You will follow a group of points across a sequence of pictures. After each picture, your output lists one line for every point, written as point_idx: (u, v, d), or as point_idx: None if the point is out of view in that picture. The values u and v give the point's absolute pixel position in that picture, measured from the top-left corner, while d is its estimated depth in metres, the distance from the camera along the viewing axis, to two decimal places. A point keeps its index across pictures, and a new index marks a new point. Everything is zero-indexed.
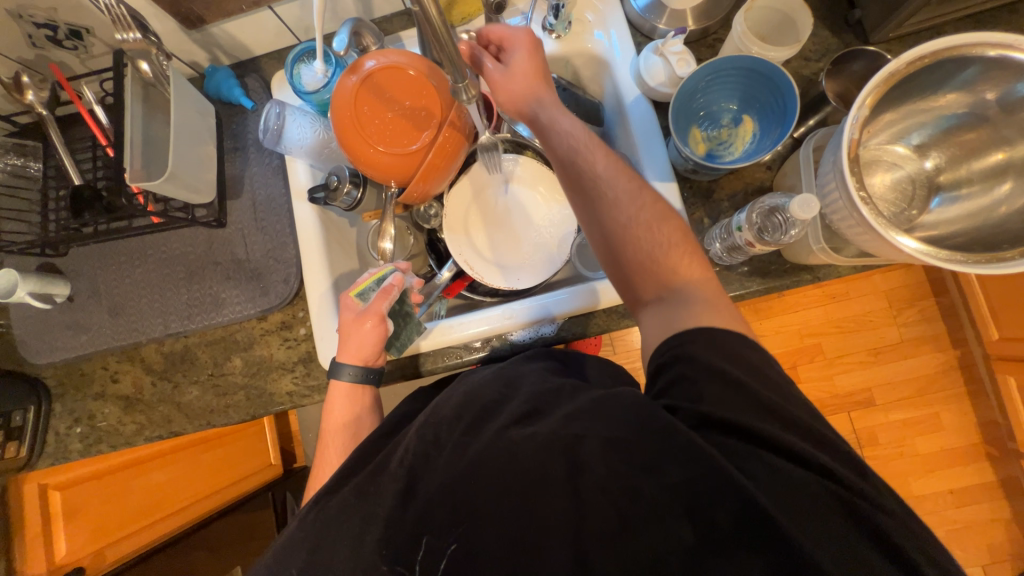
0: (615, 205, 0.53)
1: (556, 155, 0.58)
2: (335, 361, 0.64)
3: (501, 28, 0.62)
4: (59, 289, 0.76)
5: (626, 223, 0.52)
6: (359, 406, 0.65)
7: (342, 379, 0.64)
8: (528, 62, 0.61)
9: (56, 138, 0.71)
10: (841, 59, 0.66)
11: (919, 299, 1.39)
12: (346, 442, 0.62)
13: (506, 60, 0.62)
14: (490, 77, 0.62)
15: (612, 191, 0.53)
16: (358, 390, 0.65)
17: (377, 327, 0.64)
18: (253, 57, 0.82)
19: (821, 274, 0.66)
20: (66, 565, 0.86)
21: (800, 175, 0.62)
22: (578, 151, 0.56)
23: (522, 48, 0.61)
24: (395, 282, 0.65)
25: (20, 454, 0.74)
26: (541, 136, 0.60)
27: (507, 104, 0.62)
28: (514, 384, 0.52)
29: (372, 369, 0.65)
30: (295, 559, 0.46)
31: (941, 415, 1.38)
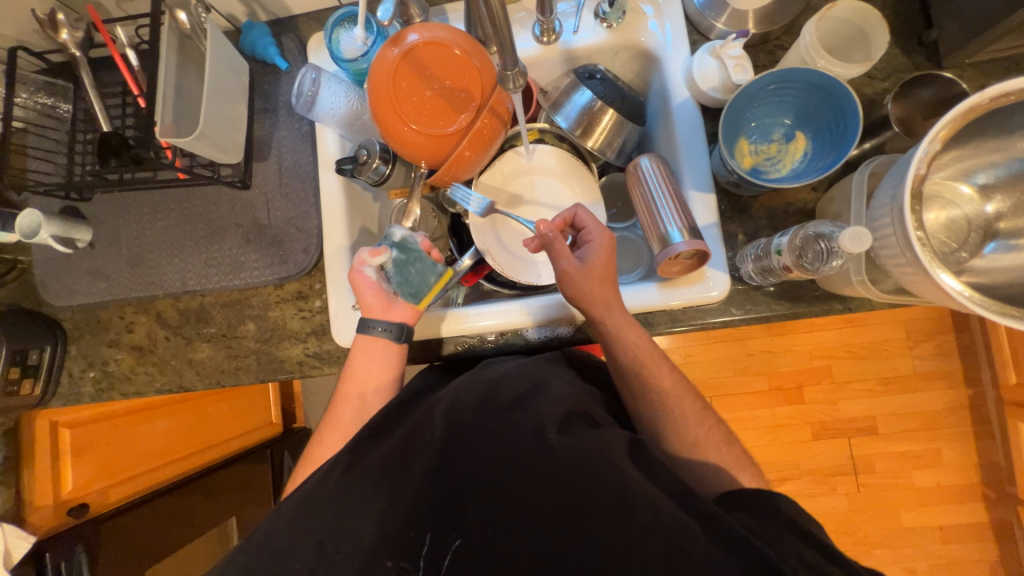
0: (682, 425, 0.62)
1: (620, 363, 0.63)
2: (362, 318, 0.65)
3: (587, 218, 0.64)
4: (82, 234, 0.76)
5: (693, 446, 0.61)
6: (381, 372, 0.65)
7: (371, 331, 0.64)
8: (603, 266, 0.61)
9: (87, 81, 0.69)
10: (910, 83, 0.62)
11: (938, 333, 1.36)
12: (357, 406, 0.65)
13: (583, 255, 0.62)
14: (565, 265, 0.61)
15: (677, 412, 0.62)
16: (382, 357, 0.65)
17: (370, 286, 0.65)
18: (291, 15, 0.79)
19: (853, 305, 0.64)
20: (73, 500, 0.89)
21: (849, 203, 0.59)
22: (643, 365, 0.62)
23: (604, 252, 0.62)
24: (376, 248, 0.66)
25: (36, 392, 0.76)
26: (605, 342, 0.63)
27: (574, 297, 0.62)
28: (540, 383, 0.56)
29: (399, 325, 0.65)
30: (307, 524, 0.49)
31: (943, 452, 1.36)
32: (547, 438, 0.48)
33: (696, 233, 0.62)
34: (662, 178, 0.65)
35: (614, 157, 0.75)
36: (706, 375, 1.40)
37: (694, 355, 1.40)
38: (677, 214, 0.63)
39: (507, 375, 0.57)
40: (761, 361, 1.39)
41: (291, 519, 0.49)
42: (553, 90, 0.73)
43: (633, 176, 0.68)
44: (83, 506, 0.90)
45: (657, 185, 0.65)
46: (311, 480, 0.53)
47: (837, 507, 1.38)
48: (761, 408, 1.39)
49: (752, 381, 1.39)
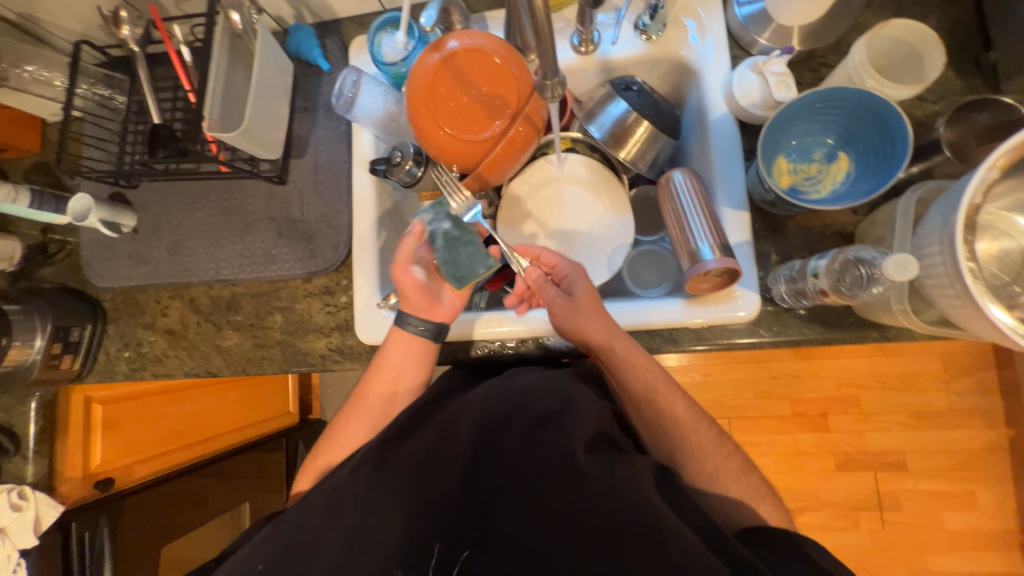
0: (698, 452, 0.62)
1: (637, 394, 0.63)
2: (400, 314, 0.67)
3: (557, 258, 0.68)
4: (127, 220, 0.80)
5: (710, 473, 0.61)
6: (412, 358, 0.67)
7: (408, 329, 0.66)
8: (588, 292, 0.63)
9: (143, 75, 0.73)
10: (965, 106, 0.60)
11: (979, 369, 1.29)
12: (387, 386, 0.67)
13: (568, 288, 0.65)
14: (552, 303, 0.63)
15: (694, 438, 0.63)
16: (418, 343, 0.67)
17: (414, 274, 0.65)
18: (336, 18, 0.81)
19: (890, 334, 0.61)
20: (99, 473, 0.93)
21: (893, 228, 0.57)
22: (659, 391, 0.63)
23: (580, 278, 0.65)
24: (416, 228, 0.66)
25: (74, 367, 0.80)
26: (618, 375, 0.63)
27: (572, 333, 0.62)
28: (568, 399, 0.58)
29: (436, 325, 0.67)
30: None
31: (979, 495, 1.29)
32: (576, 459, 0.52)
33: (728, 250, 0.61)
34: (695, 193, 0.64)
35: (645, 169, 0.74)
36: (727, 396, 1.36)
37: (714, 374, 1.36)
38: (708, 230, 0.62)
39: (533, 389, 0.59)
40: (785, 386, 1.34)
41: (325, 503, 0.54)
42: (587, 100, 0.73)
43: (665, 190, 0.67)
44: (108, 480, 0.94)
45: (688, 200, 0.64)
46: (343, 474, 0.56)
47: (859, 543, 1.31)
48: (783, 434, 1.34)
49: (775, 405, 1.34)
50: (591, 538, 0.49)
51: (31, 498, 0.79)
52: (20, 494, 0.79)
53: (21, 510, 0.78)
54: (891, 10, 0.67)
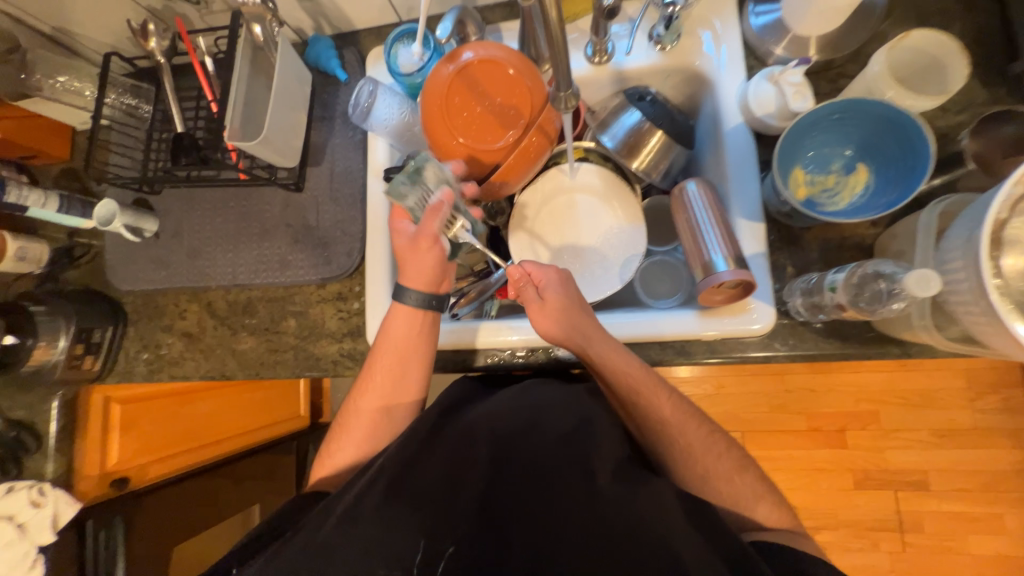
0: (711, 464, 0.61)
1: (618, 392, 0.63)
2: (399, 284, 0.66)
3: (531, 264, 0.65)
4: (150, 225, 0.82)
5: (724, 488, 0.60)
6: (413, 332, 0.66)
7: (406, 302, 0.65)
8: (563, 296, 0.62)
9: (168, 86, 0.75)
10: (991, 118, 0.58)
11: (1005, 386, 1.24)
12: (390, 368, 0.67)
13: (543, 292, 0.63)
14: (529, 309, 0.63)
15: (708, 452, 0.62)
16: (417, 316, 0.66)
17: (432, 248, 0.64)
18: (354, 30, 0.83)
19: (912, 350, 0.60)
20: (114, 473, 0.95)
21: (915, 241, 0.56)
22: (642, 392, 0.61)
23: (557, 284, 0.63)
24: (446, 199, 0.61)
25: (95, 367, 0.82)
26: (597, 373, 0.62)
27: (553, 336, 0.62)
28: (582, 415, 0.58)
29: (436, 296, 0.66)
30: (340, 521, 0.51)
31: (1006, 518, 1.24)
32: None
33: (741, 262, 0.60)
34: (708, 204, 0.64)
35: (659, 179, 0.74)
36: (740, 409, 1.33)
37: (727, 387, 1.34)
38: (721, 242, 0.61)
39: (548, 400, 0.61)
40: (801, 400, 1.31)
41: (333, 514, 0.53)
42: (601, 110, 0.73)
43: (678, 201, 0.66)
44: (123, 479, 0.96)
45: (702, 210, 0.63)
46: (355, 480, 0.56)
47: (878, 564, 1.27)
48: (798, 449, 1.31)
49: (791, 419, 1.31)
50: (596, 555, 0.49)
51: (51, 496, 0.81)
52: (40, 491, 0.81)
53: (39, 507, 0.80)
54: (913, 19, 0.66)
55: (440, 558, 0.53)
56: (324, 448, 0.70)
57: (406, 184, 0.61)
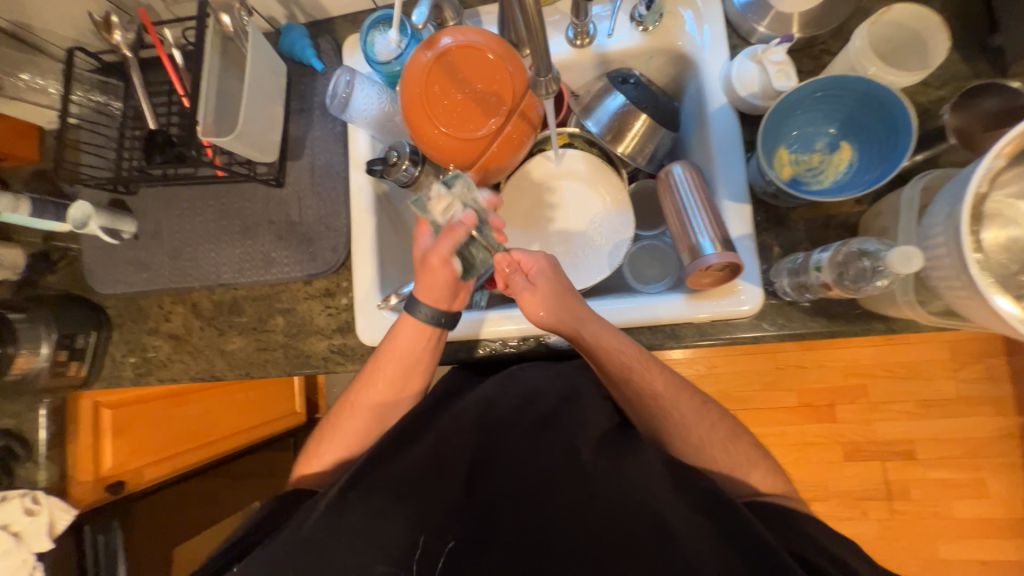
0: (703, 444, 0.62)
1: (609, 371, 0.62)
2: (410, 297, 0.65)
3: (519, 252, 0.64)
4: (127, 226, 0.80)
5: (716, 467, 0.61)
6: (420, 346, 0.66)
7: (415, 315, 0.64)
8: (555, 283, 0.62)
9: (137, 81, 0.72)
10: (972, 92, 0.59)
11: (987, 356, 1.27)
12: (393, 374, 0.67)
13: (534, 280, 0.62)
14: (522, 297, 0.62)
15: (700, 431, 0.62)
16: (426, 330, 0.65)
17: (443, 267, 0.61)
18: (328, 18, 0.80)
19: (897, 326, 0.61)
20: (109, 477, 0.93)
21: (898, 218, 0.56)
22: (634, 369, 0.61)
23: (547, 270, 0.63)
24: (466, 221, 0.59)
25: (81, 373, 0.80)
26: (588, 354, 0.62)
27: (544, 320, 0.62)
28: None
29: (445, 313, 0.65)
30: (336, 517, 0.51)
31: (988, 482, 1.28)
32: None
33: (729, 244, 0.60)
34: (695, 187, 0.63)
35: (644, 164, 0.73)
36: (732, 388, 1.35)
37: (719, 367, 1.35)
38: (708, 225, 0.61)
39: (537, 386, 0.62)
40: (790, 377, 1.33)
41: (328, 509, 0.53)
42: (584, 94, 0.72)
43: (665, 184, 0.66)
44: (119, 483, 0.94)
45: (688, 194, 0.63)
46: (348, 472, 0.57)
47: (867, 532, 1.31)
48: (788, 425, 1.34)
49: (781, 396, 1.34)
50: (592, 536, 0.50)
51: (44, 503, 0.81)
52: (34, 499, 0.81)
53: (34, 515, 0.80)
54: None
55: (441, 550, 0.53)
56: (313, 446, 0.70)
57: (432, 192, 0.62)
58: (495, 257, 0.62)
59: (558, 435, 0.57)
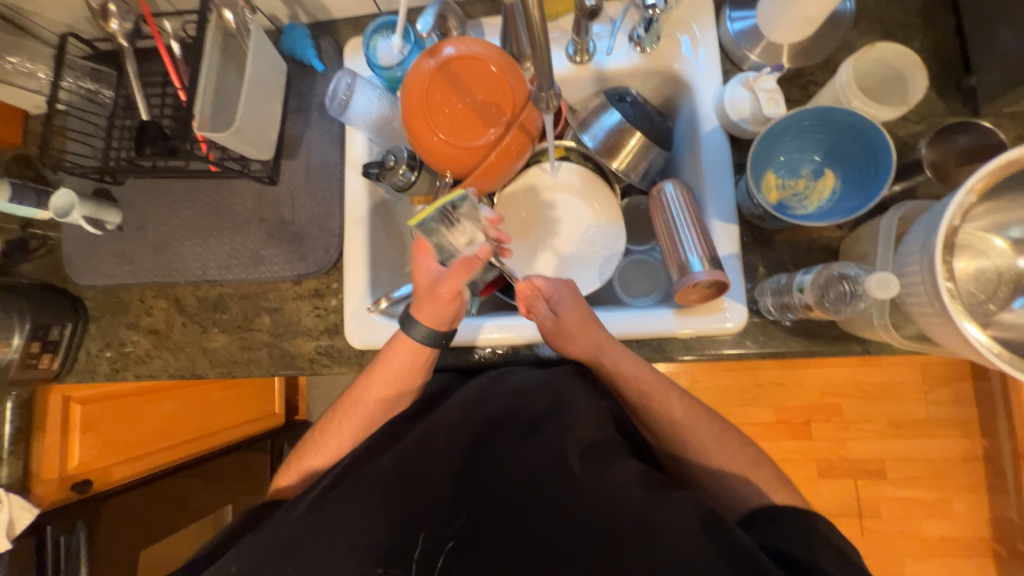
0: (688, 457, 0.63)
1: (627, 394, 0.67)
2: (408, 316, 0.64)
3: (541, 279, 0.68)
4: (112, 217, 0.78)
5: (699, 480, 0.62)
6: (414, 364, 0.66)
7: (414, 336, 0.64)
8: (574, 310, 0.65)
9: (131, 71, 0.71)
10: (947, 129, 0.62)
11: (955, 379, 1.33)
12: (384, 391, 0.67)
13: (554, 306, 0.66)
14: (541, 322, 0.65)
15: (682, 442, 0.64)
16: (423, 350, 0.65)
17: (455, 299, 0.63)
18: (331, 20, 0.81)
19: (873, 348, 0.63)
20: (76, 476, 0.90)
21: (876, 244, 0.59)
22: (651, 394, 0.65)
23: (568, 298, 0.66)
24: (480, 255, 0.61)
25: (53, 367, 0.78)
26: (608, 379, 0.67)
27: (566, 349, 0.66)
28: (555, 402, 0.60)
29: (445, 335, 0.65)
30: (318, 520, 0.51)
31: (953, 502, 1.32)
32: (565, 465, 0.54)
33: (716, 263, 0.62)
34: (685, 206, 0.65)
35: (637, 180, 0.75)
36: (713, 402, 1.37)
37: (701, 380, 1.38)
38: (697, 243, 0.63)
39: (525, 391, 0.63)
40: (769, 393, 1.36)
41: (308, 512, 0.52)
42: (581, 109, 0.74)
43: (657, 202, 0.67)
44: (86, 482, 0.91)
45: (679, 213, 0.65)
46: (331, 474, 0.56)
47: None
48: (766, 440, 1.36)
49: (759, 412, 1.37)
50: (575, 546, 0.51)
51: (4, 501, 0.78)
52: None
53: None
54: (879, 30, 0.69)
55: (442, 549, 0.53)
56: (297, 459, 0.69)
57: (437, 221, 0.58)
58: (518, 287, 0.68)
59: (543, 444, 0.57)
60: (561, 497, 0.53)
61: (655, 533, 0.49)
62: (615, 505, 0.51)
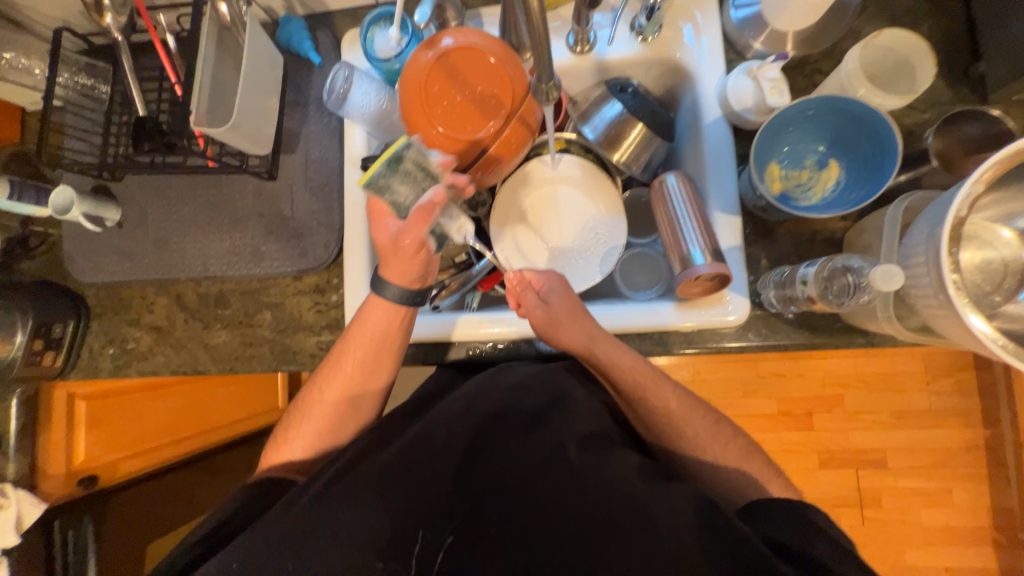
0: (690, 451, 0.63)
1: (623, 388, 0.65)
2: (378, 278, 0.65)
3: (531, 272, 0.67)
4: (111, 213, 0.78)
5: (701, 474, 0.62)
6: (391, 327, 0.66)
7: (385, 297, 0.64)
8: (565, 301, 0.64)
9: (128, 66, 0.71)
10: (954, 118, 0.61)
11: (958, 370, 1.32)
12: (363, 356, 0.67)
13: (545, 297, 0.65)
14: (532, 314, 0.64)
15: (684, 436, 0.63)
16: (397, 310, 0.65)
17: (419, 251, 0.62)
18: (327, 11, 0.80)
19: (875, 340, 0.63)
20: (82, 471, 0.91)
21: (881, 236, 0.58)
22: (647, 388, 0.64)
23: (560, 289, 0.66)
24: (436, 200, 0.59)
25: (57, 364, 0.78)
26: (603, 373, 0.65)
27: (558, 342, 0.65)
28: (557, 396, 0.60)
29: (416, 292, 0.65)
30: (321, 514, 0.51)
31: (955, 492, 1.33)
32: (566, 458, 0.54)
33: (719, 255, 0.61)
34: (687, 198, 0.64)
35: (639, 172, 0.74)
36: (714, 394, 1.38)
37: (703, 373, 1.38)
38: (699, 235, 0.62)
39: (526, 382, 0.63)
40: (771, 385, 1.36)
41: (310, 507, 0.52)
42: (582, 101, 0.73)
43: (658, 193, 0.67)
44: (92, 477, 0.92)
45: (681, 204, 0.64)
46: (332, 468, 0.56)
47: None
48: (767, 432, 1.37)
49: (761, 403, 1.37)
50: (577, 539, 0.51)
51: (13, 497, 0.78)
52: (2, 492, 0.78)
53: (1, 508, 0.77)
54: (886, 17, 0.68)
55: (440, 545, 0.54)
56: (283, 432, 0.69)
57: (387, 174, 0.58)
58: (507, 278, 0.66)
59: (544, 437, 0.57)
60: (563, 491, 0.53)
61: (657, 525, 0.49)
62: (616, 498, 0.51)
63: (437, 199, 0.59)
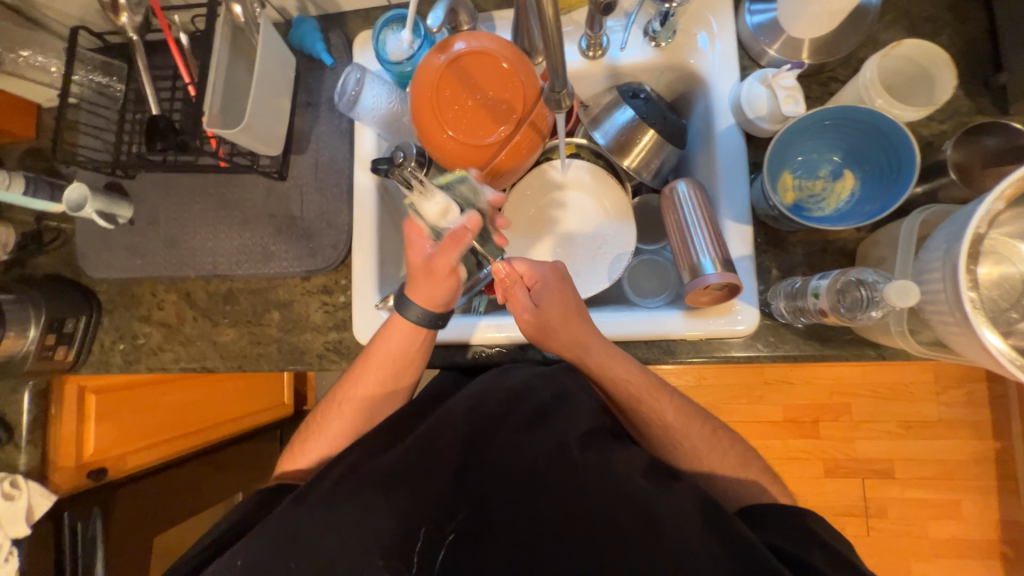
0: (696, 461, 0.62)
1: (616, 396, 0.65)
2: (403, 297, 0.64)
3: (523, 266, 0.66)
4: (124, 211, 0.78)
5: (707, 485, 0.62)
6: (411, 347, 0.66)
7: (408, 316, 0.64)
8: (556, 303, 0.64)
9: (142, 66, 0.71)
10: (974, 129, 0.60)
11: (969, 381, 1.31)
12: (382, 372, 0.67)
13: (537, 297, 0.64)
14: (522, 314, 0.64)
15: (691, 447, 0.63)
16: (417, 332, 0.65)
17: (449, 275, 0.62)
18: (340, 13, 0.80)
19: (887, 353, 0.62)
20: (92, 463, 0.92)
21: (896, 249, 0.57)
22: (646, 403, 0.64)
23: (552, 288, 0.65)
24: (469, 226, 0.59)
25: (68, 358, 0.79)
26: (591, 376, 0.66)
27: (546, 342, 0.65)
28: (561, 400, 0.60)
29: (440, 316, 0.65)
30: (325, 517, 0.51)
31: (963, 504, 1.31)
32: (570, 462, 0.54)
33: (729, 265, 0.61)
34: (698, 206, 0.64)
35: (650, 178, 0.74)
36: (720, 400, 1.37)
37: (709, 378, 1.37)
38: (710, 244, 0.61)
39: (531, 385, 0.63)
40: (778, 392, 1.35)
41: (315, 507, 0.52)
42: (593, 105, 0.72)
43: (668, 201, 0.66)
44: (101, 469, 0.93)
45: (691, 213, 0.64)
46: (337, 467, 0.56)
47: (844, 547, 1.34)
48: (773, 439, 1.36)
49: (767, 410, 1.36)
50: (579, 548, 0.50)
51: (24, 488, 0.79)
52: (13, 483, 0.79)
53: (12, 499, 0.78)
54: (905, 25, 0.67)
55: (441, 544, 0.53)
56: (301, 443, 0.70)
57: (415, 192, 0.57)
58: (495, 269, 0.64)
59: (548, 442, 0.57)
60: (566, 497, 0.53)
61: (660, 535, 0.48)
62: (620, 507, 0.51)
63: (471, 224, 0.59)
